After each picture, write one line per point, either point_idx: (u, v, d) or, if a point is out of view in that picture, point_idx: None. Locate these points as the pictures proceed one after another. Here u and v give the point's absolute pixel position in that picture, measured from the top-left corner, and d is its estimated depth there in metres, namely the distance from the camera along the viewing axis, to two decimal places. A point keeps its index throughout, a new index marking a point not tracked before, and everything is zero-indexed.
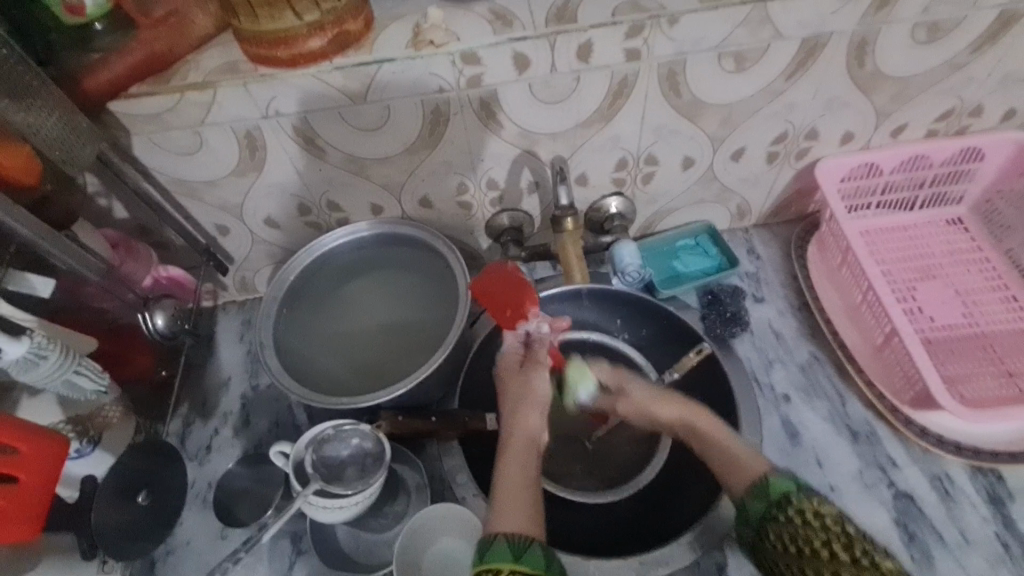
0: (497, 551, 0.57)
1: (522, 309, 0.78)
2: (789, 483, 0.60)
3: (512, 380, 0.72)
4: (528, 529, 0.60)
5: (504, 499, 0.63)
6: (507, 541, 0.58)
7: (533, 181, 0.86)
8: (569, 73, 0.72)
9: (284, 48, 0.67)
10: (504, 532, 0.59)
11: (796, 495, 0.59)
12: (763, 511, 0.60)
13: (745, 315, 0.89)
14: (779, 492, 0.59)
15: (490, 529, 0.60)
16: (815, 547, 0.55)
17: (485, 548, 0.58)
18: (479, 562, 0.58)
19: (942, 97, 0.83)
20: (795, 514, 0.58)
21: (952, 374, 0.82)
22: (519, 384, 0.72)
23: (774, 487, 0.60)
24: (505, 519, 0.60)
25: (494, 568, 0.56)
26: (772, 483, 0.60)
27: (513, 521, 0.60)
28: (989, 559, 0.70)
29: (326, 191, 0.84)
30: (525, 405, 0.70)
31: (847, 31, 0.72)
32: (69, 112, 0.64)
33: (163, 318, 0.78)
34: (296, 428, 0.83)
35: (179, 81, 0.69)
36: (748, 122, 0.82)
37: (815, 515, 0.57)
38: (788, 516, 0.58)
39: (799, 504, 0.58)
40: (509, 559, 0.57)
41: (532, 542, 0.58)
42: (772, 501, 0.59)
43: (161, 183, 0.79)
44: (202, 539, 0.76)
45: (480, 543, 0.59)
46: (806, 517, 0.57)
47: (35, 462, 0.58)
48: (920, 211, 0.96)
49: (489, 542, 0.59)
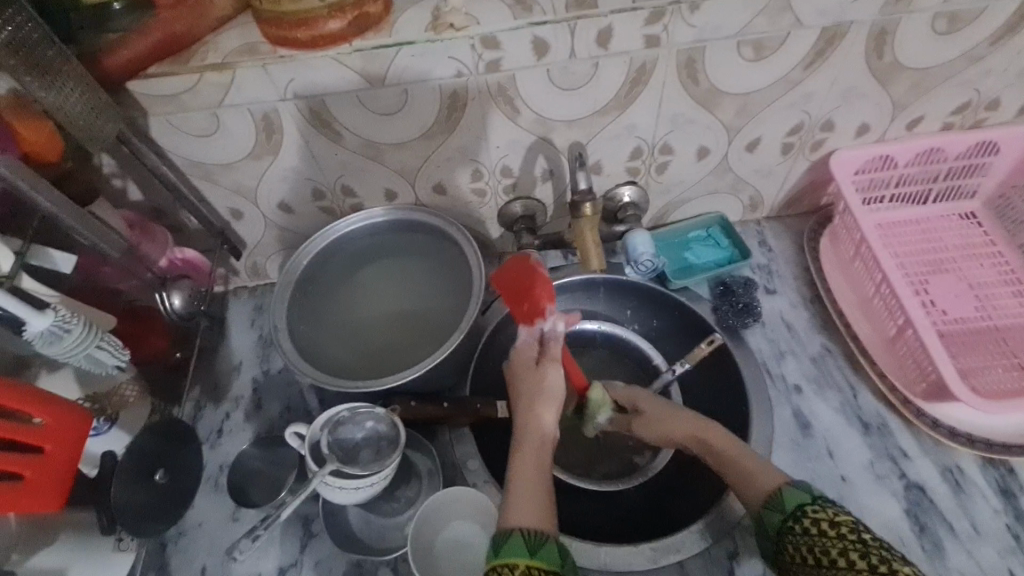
0: (514, 546, 0.58)
1: (538, 305, 0.77)
2: (805, 494, 0.61)
3: (526, 376, 0.74)
4: (542, 525, 0.60)
5: (518, 495, 0.63)
6: (524, 537, 0.59)
7: (547, 170, 0.86)
8: (588, 59, 0.72)
9: (304, 29, 0.67)
10: (519, 526, 0.60)
11: (811, 507, 0.60)
12: (779, 522, 0.61)
13: (757, 306, 0.88)
14: (794, 504, 0.61)
15: (505, 523, 0.61)
16: (833, 557, 0.56)
17: (501, 542, 0.59)
18: (494, 556, 0.58)
19: (960, 90, 0.83)
20: (810, 525, 0.59)
21: (965, 366, 0.82)
22: (533, 383, 0.73)
23: (790, 499, 0.61)
24: (520, 514, 0.61)
25: (510, 562, 0.57)
26: (787, 495, 0.62)
27: (527, 516, 0.61)
28: (1000, 550, 0.70)
29: (341, 176, 0.84)
30: (542, 403, 0.71)
31: (867, 21, 0.72)
32: (90, 89, 0.63)
33: (180, 298, 0.80)
34: (308, 412, 0.84)
35: (198, 62, 0.69)
36: (764, 112, 0.81)
37: (831, 525, 0.57)
38: (803, 527, 0.59)
39: (815, 515, 0.59)
40: (525, 555, 0.57)
41: (547, 539, 0.59)
42: (789, 514, 0.61)
43: (177, 165, 0.79)
44: (213, 522, 0.76)
45: (495, 538, 0.60)
46: (821, 528, 0.58)
47: (61, 432, 0.58)
48: (933, 205, 0.96)
49: (505, 536, 0.60)
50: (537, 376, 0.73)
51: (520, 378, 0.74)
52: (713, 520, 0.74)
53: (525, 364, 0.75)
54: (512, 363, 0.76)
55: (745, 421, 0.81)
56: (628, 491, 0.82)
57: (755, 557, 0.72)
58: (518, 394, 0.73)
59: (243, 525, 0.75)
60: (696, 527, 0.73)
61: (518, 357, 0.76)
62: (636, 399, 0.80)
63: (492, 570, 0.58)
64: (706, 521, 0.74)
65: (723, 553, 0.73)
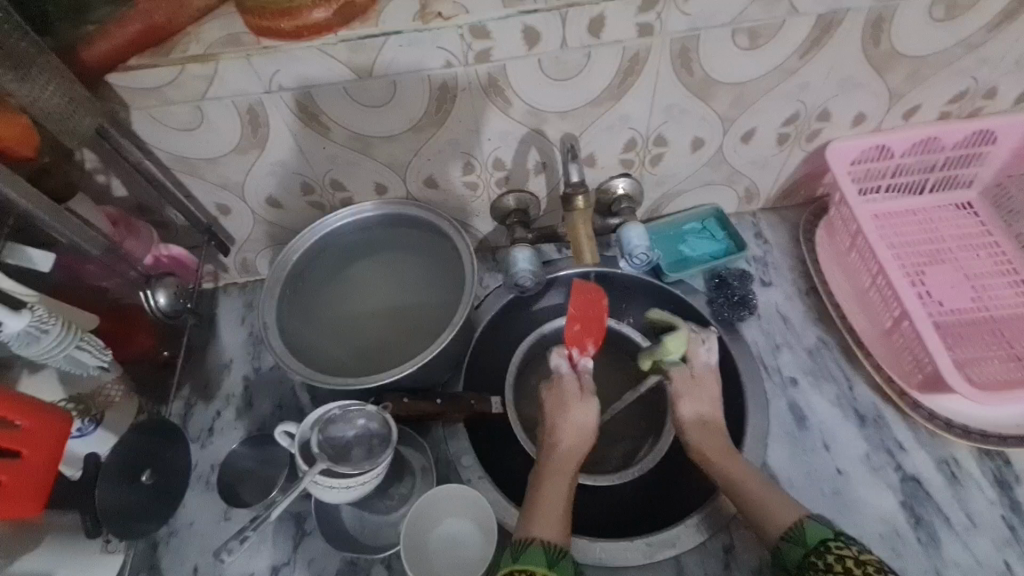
0: (534, 555, 0.62)
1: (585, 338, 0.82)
2: (827, 530, 0.63)
3: (568, 402, 0.78)
4: (558, 539, 0.65)
5: (543, 506, 0.68)
6: (543, 548, 0.63)
7: (540, 162, 0.84)
8: (580, 49, 0.70)
9: (288, 19, 0.65)
10: (540, 538, 0.64)
11: (834, 543, 0.61)
12: (801, 558, 0.62)
13: (753, 298, 0.87)
14: (816, 539, 0.62)
15: (526, 532, 0.65)
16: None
17: (522, 548, 0.63)
18: (514, 560, 0.62)
19: (957, 78, 0.82)
20: (835, 561, 0.59)
21: (961, 358, 0.81)
22: (577, 413, 0.77)
23: (812, 534, 0.63)
24: (542, 524, 0.66)
25: (528, 568, 0.61)
26: (810, 530, 0.63)
27: (547, 529, 0.65)
28: (996, 541, 0.70)
29: (329, 169, 0.82)
30: (576, 426, 0.76)
31: (865, 7, 0.70)
32: (68, 83, 0.62)
33: (165, 296, 0.77)
34: (300, 410, 0.83)
35: (179, 52, 0.67)
36: (759, 102, 0.80)
37: (856, 563, 0.58)
38: (827, 563, 0.60)
39: (839, 552, 0.60)
40: (543, 564, 0.62)
41: (564, 553, 0.63)
42: (811, 549, 0.62)
43: (161, 160, 0.77)
44: (205, 521, 0.75)
45: (514, 545, 0.64)
46: (846, 564, 0.58)
47: (37, 436, 0.57)
48: (929, 195, 0.96)
49: (525, 544, 0.64)
50: (583, 407, 0.77)
51: (566, 408, 0.77)
52: (707, 513, 0.74)
53: (573, 395, 0.78)
54: (556, 387, 0.80)
55: (740, 414, 0.81)
56: (625, 487, 0.82)
57: (751, 551, 0.71)
58: (560, 414, 0.77)
59: (234, 524, 0.74)
60: (691, 521, 0.73)
61: (566, 385, 0.79)
62: (703, 369, 0.79)
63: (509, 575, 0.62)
64: (701, 515, 0.73)
65: (719, 546, 0.72)
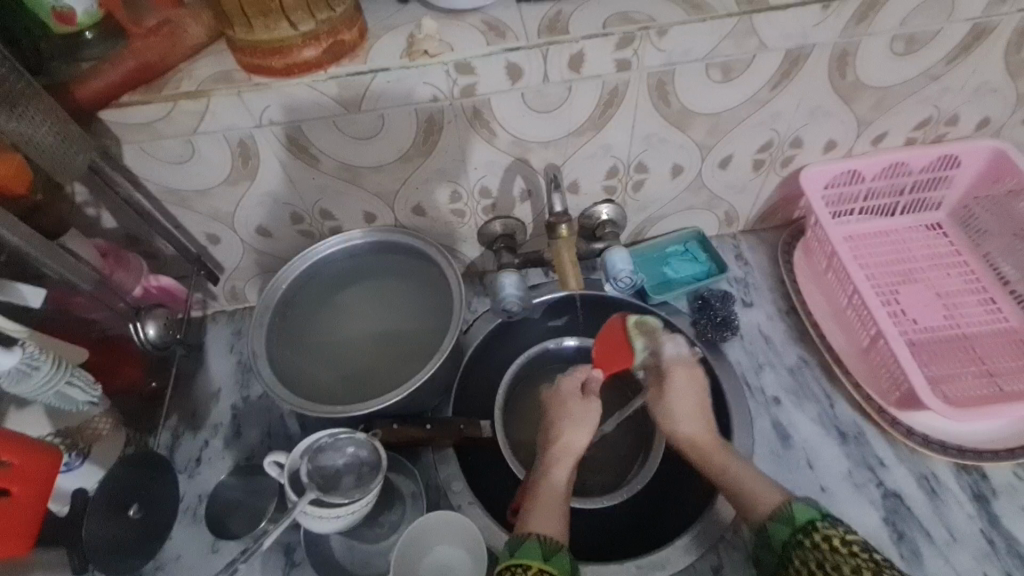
0: (530, 549, 0.63)
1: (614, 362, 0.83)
2: (813, 511, 0.64)
3: (571, 405, 0.80)
4: (555, 534, 0.66)
5: (537, 505, 0.69)
6: (538, 542, 0.64)
7: (525, 190, 0.87)
8: (561, 83, 0.73)
9: (278, 57, 0.67)
10: (536, 532, 0.65)
11: (820, 522, 0.63)
12: (788, 536, 0.64)
13: (735, 319, 0.89)
14: (803, 519, 0.63)
15: (525, 529, 0.66)
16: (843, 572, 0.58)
17: (517, 545, 0.64)
18: (510, 556, 0.63)
19: (921, 107, 0.86)
20: (821, 540, 0.61)
21: (936, 374, 0.84)
22: (575, 417, 0.79)
23: (799, 515, 0.64)
24: (540, 522, 0.66)
25: (524, 563, 0.62)
26: (797, 510, 0.64)
27: (546, 526, 0.66)
28: (976, 555, 0.72)
29: (318, 200, 0.84)
30: (566, 425, 0.78)
31: (829, 43, 0.74)
32: (62, 122, 0.63)
33: (154, 327, 0.79)
34: (288, 438, 0.83)
35: (172, 89, 0.69)
36: (735, 131, 0.83)
37: (840, 542, 0.60)
38: (812, 542, 0.62)
39: (826, 531, 0.62)
40: (538, 558, 0.62)
41: (560, 548, 0.64)
42: (798, 528, 0.63)
43: (152, 193, 0.79)
44: (191, 555, 0.74)
45: (512, 541, 0.65)
46: (831, 544, 0.60)
47: (28, 472, 0.60)
48: (900, 217, 0.99)
49: (522, 539, 0.65)
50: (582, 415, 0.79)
51: (563, 408, 0.80)
52: (696, 534, 0.74)
53: (572, 397, 0.80)
54: (556, 393, 0.82)
55: (726, 437, 0.82)
56: (615, 509, 0.82)
57: (740, 571, 0.72)
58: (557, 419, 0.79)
59: (221, 558, 0.73)
60: (680, 542, 0.73)
61: (565, 391, 0.81)
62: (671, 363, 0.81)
63: (507, 567, 0.62)
64: (689, 536, 0.74)
65: (708, 567, 0.72)
